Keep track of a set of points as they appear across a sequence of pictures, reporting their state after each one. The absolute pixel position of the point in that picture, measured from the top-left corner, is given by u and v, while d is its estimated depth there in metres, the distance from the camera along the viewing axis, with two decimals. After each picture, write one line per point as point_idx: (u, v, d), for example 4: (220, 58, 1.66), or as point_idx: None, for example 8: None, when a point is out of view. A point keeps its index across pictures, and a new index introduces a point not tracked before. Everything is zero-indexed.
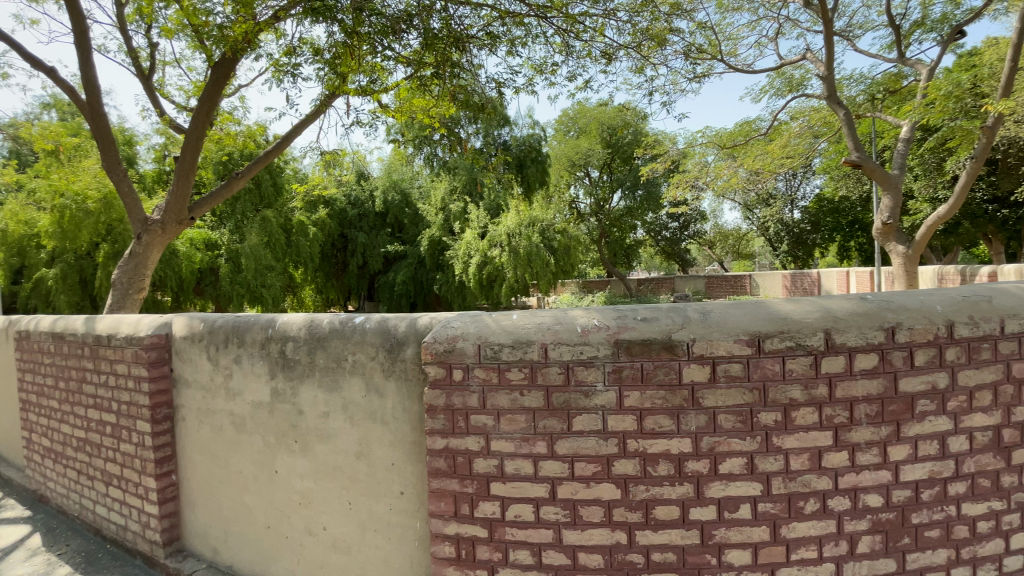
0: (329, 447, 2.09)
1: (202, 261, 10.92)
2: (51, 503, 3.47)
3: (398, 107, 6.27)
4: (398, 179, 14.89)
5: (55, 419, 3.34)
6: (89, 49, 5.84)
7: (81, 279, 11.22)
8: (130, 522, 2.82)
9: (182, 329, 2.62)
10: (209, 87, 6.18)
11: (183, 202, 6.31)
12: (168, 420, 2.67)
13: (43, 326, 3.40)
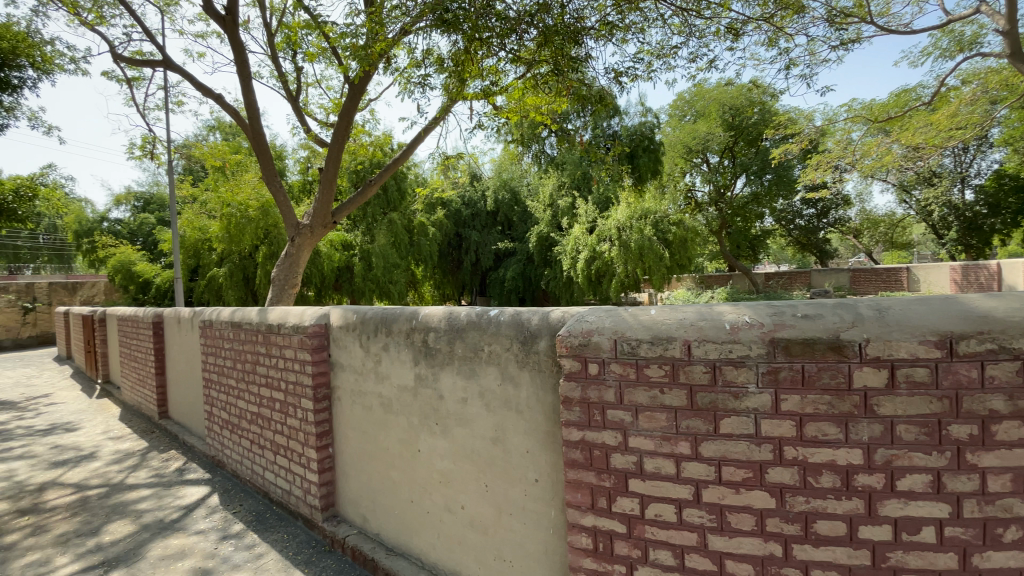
0: (467, 431, 2.21)
1: (340, 260, 12.54)
2: (229, 466, 4.10)
3: (510, 108, 6.42)
4: (508, 178, 15.27)
5: (233, 395, 3.93)
6: (249, 78, 6.81)
7: (243, 276, 13.20)
8: (294, 487, 3.23)
9: (338, 319, 2.95)
10: (347, 104, 6.88)
11: (327, 208, 7.16)
12: (326, 399, 3.02)
13: (224, 316, 4.03)
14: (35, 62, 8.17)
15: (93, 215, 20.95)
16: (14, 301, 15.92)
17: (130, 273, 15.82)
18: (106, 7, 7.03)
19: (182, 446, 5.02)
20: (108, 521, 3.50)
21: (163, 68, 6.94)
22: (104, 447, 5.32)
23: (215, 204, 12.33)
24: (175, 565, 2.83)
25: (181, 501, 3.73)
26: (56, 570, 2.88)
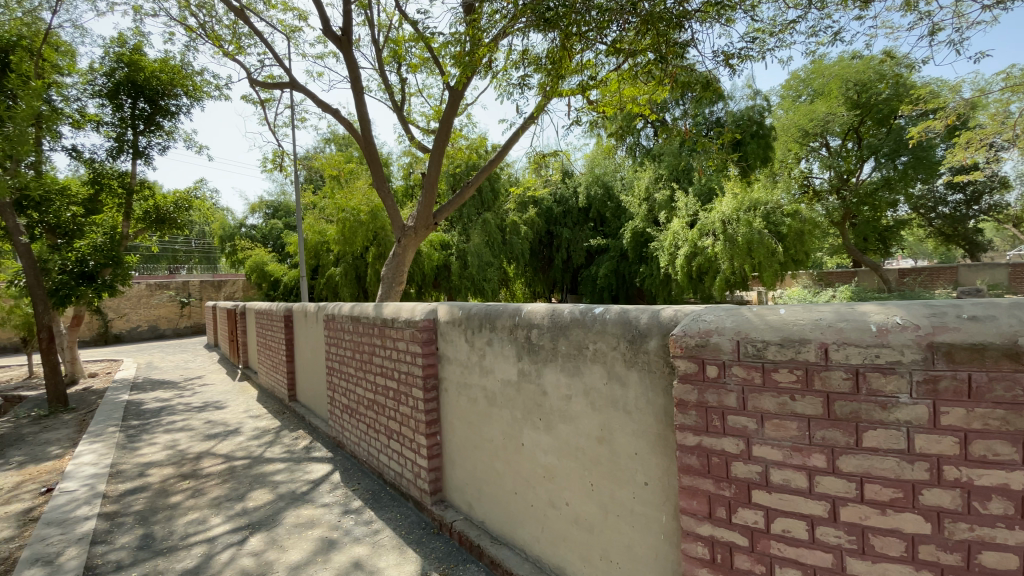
0: (572, 428, 2.22)
1: (439, 259, 13.26)
2: (348, 447, 4.50)
3: (604, 101, 6.34)
4: (601, 173, 15.02)
5: (352, 383, 4.31)
6: (362, 92, 7.39)
7: (355, 275, 14.37)
8: (405, 471, 3.47)
9: (445, 314, 3.10)
10: (447, 110, 7.24)
11: (429, 209, 7.58)
12: (434, 389, 3.20)
13: (344, 310, 4.43)
14: (191, 91, 9.58)
15: (234, 222, 24.17)
16: (176, 296, 18.87)
17: (264, 273, 18.04)
18: (244, 38, 8.03)
19: (308, 426, 5.61)
20: (251, 489, 4.01)
21: (290, 89, 7.80)
22: (246, 424, 6.12)
23: (332, 209, 13.62)
24: (305, 533, 3.17)
25: (309, 476, 4.17)
26: (213, 528, 3.36)
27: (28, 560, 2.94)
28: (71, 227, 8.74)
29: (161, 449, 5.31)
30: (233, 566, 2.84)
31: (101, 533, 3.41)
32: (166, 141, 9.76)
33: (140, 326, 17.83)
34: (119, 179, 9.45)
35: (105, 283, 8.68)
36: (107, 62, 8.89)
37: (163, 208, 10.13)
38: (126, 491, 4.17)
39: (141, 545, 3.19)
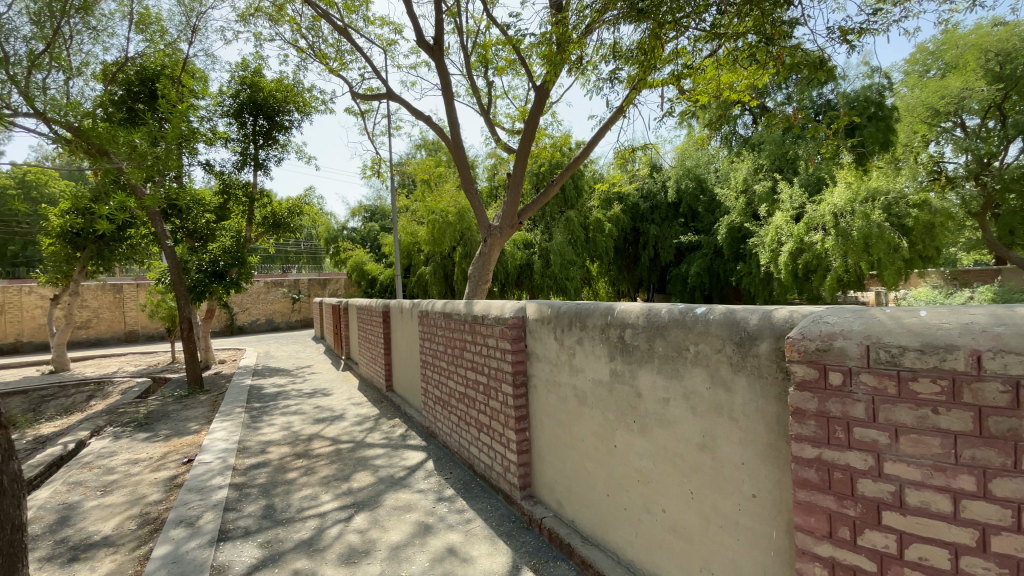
0: (669, 433, 2.14)
1: (522, 258, 13.67)
2: (440, 437, 4.71)
3: (696, 91, 6.09)
4: (692, 165, 14.29)
5: (444, 376, 4.51)
6: (451, 98, 7.68)
7: (443, 274, 15.00)
8: (495, 464, 3.56)
9: (533, 312, 3.13)
10: (534, 110, 7.33)
11: (515, 208, 7.69)
12: (524, 386, 3.25)
13: (437, 307, 4.64)
14: (301, 107, 10.55)
15: (336, 225, 26.31)
16: (288, 293, 20.94)
17: (362, 272, 19.44)
18: (346, 54, 8.69)
19: (404, 415, 5.95)
20: (355, 471, 4.34)
21: (386, 99, 8.32)
22: (349, 410, 6.63)
23: (422, 211, 14.33)
24: (403, 516, 3.37)
25: (405, 462, 4.42)
26: (323, 504, 3.69)
27: (176, 520, 3.42)
28: (206, 231, 10.07)
29: (278, 429, 5.92)
30: (341, 541, 3.10)
31: (232, 501, 3.88)
32: (281, 154, 10.81)
33: (259, 319, 20.02)
34: (243, 189, 10.55)
35: (232, 280, 9.88)
36: (233, 85, 10.04)
37: (278, 213, 11.24)
38: (251, 465, 4.70)
39: (264, 514, 3.59)
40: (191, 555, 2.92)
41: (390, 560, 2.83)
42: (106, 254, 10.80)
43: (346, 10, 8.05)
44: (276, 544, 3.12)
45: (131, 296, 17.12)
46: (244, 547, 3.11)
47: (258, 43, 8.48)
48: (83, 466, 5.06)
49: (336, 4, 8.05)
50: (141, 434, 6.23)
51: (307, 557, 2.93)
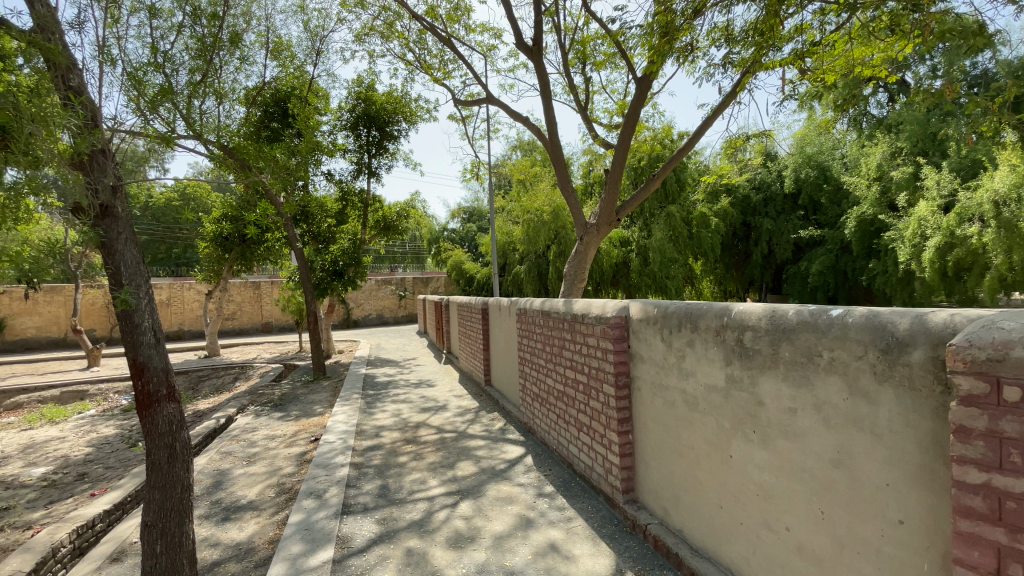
0: (796, 446, 1.97)
1: (618, 256, 13.83)
2: (539, 434, 4.77)
3: (819, 70, 5.57)
4: (813, 152, 12.92)
5: (542, 374, 4.55)
6: (549, 97, 7.72)
7: (538, 272, 15.16)
8: (596, 465, 3.53)
9: (638, 312, 3.05)
10: (635, 102, 7.17)
11: (613, 205, 7.54)
12: (627, 387, 3.19)
13: (535, 305, 4.70)
14: (408, 117, 11.29)
15: (438, 227, 27.76)
16: (395, 290, 22.52)
17: (461, 271, 20.30)
18: (449, 63, 9.14)
19: (502, 410, 6.12)
20: (459, 460, 4.56)
21: (487, 103, 8.59)
22: (451, 402, 6.97)
23: (518, 211, 14.62)
24: (506, 508, 3.47)
25: (506, 455, 4.55)
26: (431, 489, 3.92)
27: (307, 492, 3.84)
28: (327, 234, 11.22)
29: (389, 416, 6.40)
30: (448, 526, 3.27)
31: (352, 479, 4.27)
32: (390, 161, 11.62)
33: (370, 314, 21.78)
34: (359, 195, 11.49)
35: (349, 278, 10.84)
36: (350, 101, 11.01)
37: (388, 216, 12.10)
38: (367, 447, 5.14)
39: (379, 493, 3.90)
40: (320, 525, 3.26)
41: (494, 549, 2.93)
42: (248, 255, 12.42)
43: (449, 21, 8.45)
44: (391, 522, 3.38)
45: (267, 292, 19.52)
46: (363, 521, 3.41)
47: (372, 60, 9.22)
48: (233, 438, 5.89)
49: (441, 16, 8.48)
50: (276, 414, 7.09)
51: (419, 537, 3.14)
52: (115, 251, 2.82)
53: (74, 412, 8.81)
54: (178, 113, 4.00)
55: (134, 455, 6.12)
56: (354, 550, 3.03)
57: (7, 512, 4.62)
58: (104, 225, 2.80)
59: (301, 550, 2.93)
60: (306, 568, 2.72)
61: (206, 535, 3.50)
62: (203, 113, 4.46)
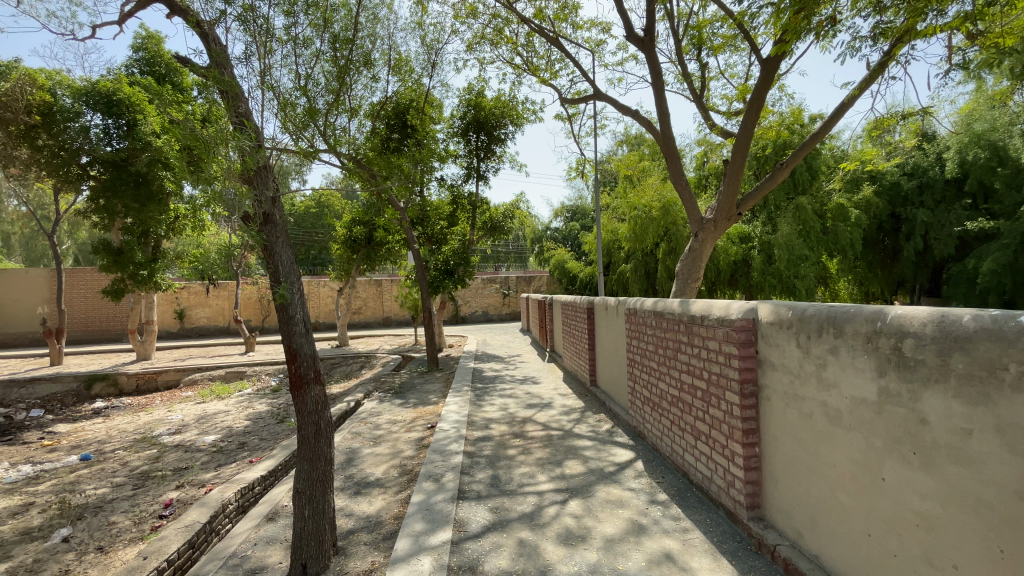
0: (970, 473, 1.69)
1: (737, 253, 12.88)
2: (649, 439, 4.62)
3: (995, 31, 4.70)
4: (983, 129, 10.75)
5: (655, 377, 4.40)
6: (662, 88, 7.41)
7: (645, 271, 14.68)
8: (716, 476, 3.33)
9: (768, 314, 2.82)
10: (759, 86, 6.63)
11: (733, 199, 7.05)
12: (754, 396, 2.97)
13: (647, 305, 4.56)
14: (515, 120, 11.55)
15: (541, 226, 28.12)
16: (499, 289, 23.24)
17: (564, 270, 20.33)
18: (556, 63, 9.18)
19: (609, 412, 6.01)
20: (566, 458, 4.58)
21: (593, 100, 8.49)
22: (556, 400, 7.02)
23: (625, 208, 14.24)
24: (616, 511, 3.41)
25: (614, 458, 4.47)
26: (540, 484, 3.99)
27: (426, 475, 4.13)
28: (439, 236, 11.90)
29: (497, 409, 6.64)
30: (559, 522, 3.31)
31: (465, 466, 4.50)
32: (498, 164, 11.99)
33: (477, 311, 22.70)
34: (468, 198, 12.02)
35: (459, 277, 11.40)
36: (461, 108, 11.54)
37: (495, 218, 12.48)
38: (478, 438, 5.37)
39: (491, 483, 4.06)
40: (438, 507, 3.48)
41: (606, 551, 2.90)
42: (372, 255, 13.63)
43: (557, 21, 8.48)
44: (503, 512, 3.51)
45: (386, 289, 21.26)
46: (477, 508, 3.58)
47: (483, 67, 9.59)
48: (361, 421, 6.52)
49: (549, 16, 8.55)
50: (395, 401, 7.71)
51: (530, 530, 3.22)
52: (274, 253, 3.27)
53: (236, 390, 10.39)
54: (319, 130, 4.50)
55: (281, 430, 7.05)
56: (470, 534, 3.19)
57: (189, 470, 5.59)
58: (266, 229, 3.24)
59: (423, 528, 3.15)
60: (428, 545, 2.93)
61: (341, 506, 3.92)
62: (339, 129, 4.97)
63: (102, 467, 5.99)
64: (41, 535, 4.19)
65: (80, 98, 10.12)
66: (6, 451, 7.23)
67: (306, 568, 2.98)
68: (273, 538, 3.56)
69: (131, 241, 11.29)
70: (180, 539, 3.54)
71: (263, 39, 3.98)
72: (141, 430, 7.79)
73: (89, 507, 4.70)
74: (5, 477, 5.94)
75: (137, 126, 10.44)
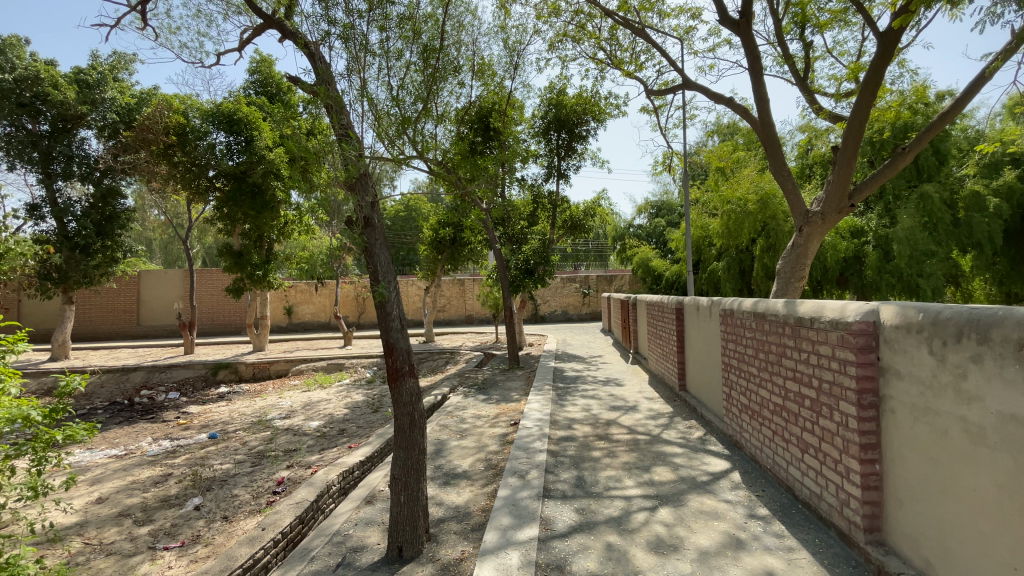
0: None
1: (847, 249, 11.67)
2: (747, 449, 4.33)
3: None
4: None
5: (754, 383, 4.11)
6: (761, 73, 6.90)
7: (739, 270, 13.90)
8: (826, 493, 3.04)
9: (893, 317, 2.52)
10: (875, 64, 5.95)
11: (844, 189, 6.40)
12: (874, 407, 2.67)
13: (745, 306, 4.27)
14: (598, 116, 11.35)
15: (624, 223, 27.41)
16: (580, 288, 23.03)
17: (648, 268, 19.67)
18: (641, 55, 8.89)
19: (700, 418, 5.72)
20: (654, 464, 4.42)
21: (682, 90, 8.13)
22: (642, 403, 6.80)
23: (716, 202, 13.46)
24: (711, 522, 3.24)
25: (708, 467, 4.23)
26: (627, 488, 3.89)
27: (512, 470, 4.19)
28: (520, 235, 12.05)
29: (580, 410, 6.57)
30: (648, 529, 3.20)
31: (549, 465, 4.50)
32: (579, 162, 11.88)
33: (557, 310, 22.69)
34: (548, 197, 12.04)
35: (539, 277, 11.47)
36: (542, 108, 11.55)
37: (576, 216, 12.27)
38: (561, 438, 5.35)
39: (577, 484, 4.03)
40: (524, 503, 3.52)
41: (700, 563, 2.76)
42: (456, 255, 14.12)
43: (642, 11, 8.22)
44: (589, 514, 3.46)
45: (469, 288, 21.91)
46: (563, 508, 3.57)
47: (565, 65, 9.54)
48: (448, 414, 6.78)
49: (633, 7, 8.31)
50: (479, 396, 7.92)
51: (619, 534, 3.15)
52: (373, 253, 3.47)
53: (336, 380, 11.29)
54: (412, 137, 4.74)
55: (376, 420, 7.51)
56: (556, 533, 3.19)
57: (298, 452, 6.15)
58: (366, 232, 3.46)
59: (510, 522, 3.20)
60: (516, 540, 2.97)
61: (432, 494, 4.10)
62: (429, 135, 5.17)
63: (226, 444, 6.78)
64: (178, 502, 4.82)
65: (208, 119, 11.48)
66: (152, 427, 8.41)
67: (402, 550, 3.16)
68: (371, 519, 3.80)
69: (248, 244, 12.62)
70: (291, 514, 3.90)
71: (362, 56, 4.25)
72: (257, 413, 8.70)
73: (216, 480, 5.33)
74: (151, 450, 6.92)
75: (254, 142, 11.54)
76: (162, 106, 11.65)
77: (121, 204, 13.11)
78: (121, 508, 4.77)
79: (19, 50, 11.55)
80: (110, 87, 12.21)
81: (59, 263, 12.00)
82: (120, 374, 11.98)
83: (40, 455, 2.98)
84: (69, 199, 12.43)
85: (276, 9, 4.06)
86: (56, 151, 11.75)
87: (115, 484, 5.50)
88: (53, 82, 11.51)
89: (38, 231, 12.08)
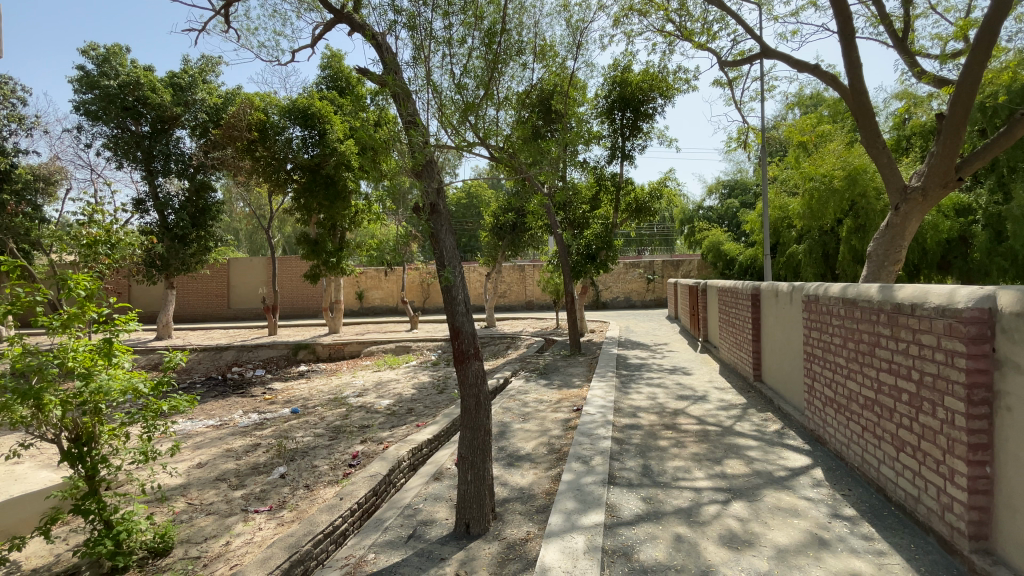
0: None
1: (953, 228, 10.54)
2: (832, 446, 4.04)
3: None
4: None
5: (841, 375, 3.81)
6: (852, 37, 6.26)
7: (822, 253, 12.96)
8: (925, 496, 2.78)
9: (1013, 302, 2.22)
10: (989, 18, 5.20)
11: (950, 160, 5.70)
12: (986, 404, 2.38)
13: (834, 290, 3.95)
14: (665, 91, 10.84)
15: (693, 206, 26.10)
16: (644, 273, 22.36)
17: (719, 252, 18.76)
18: (714, 24, 8.38)
19: (777, 410, 5.40)
20: (727, 456, 4.23)
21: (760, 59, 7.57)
22: (712, 393, 6.53)
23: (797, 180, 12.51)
24: (790, 520, 3.05)
25: (786, 462, 3.99)
26: (697, 480, 3.75)
27: (575, 455, 4.15)
28: (581, 220, 11.88)
29: (645, 398, 6.42)
30: (720, 522, 3.08)
31: (613, 452, 4.43)
32: (645, 141, 11.39)
33: (619, 297, 22.25)
34: (611, 180, 11.63)
35: (602, 262, 11.26)
36: (607, 87, 11.16)
37: (641, 199, 11.79)
38: (626, 425, 5.26)
39: (643, 472, 3.95)
40: (589, 489, 3.48)
41: (778, 561, 2.63)
42: (518, 240, 14.18)
43: None
44: (656, 504, 3.38)
45: (529, 274, 21.96)
46: (629, 496, 3.52)
47: (630, 40, 9.19)
48: (511, 397, 6.87)
49: None
50: (541, 381, 7.96)
51: (688, 526, 3.05)
52: (439, 239, 3.51)
53: (405, 362, 11.79)
54: (476, 124, 4.73)
55: (442, 400, 7.75)
56: (623, 520, 3.16)
57: (370, 428, 6.48)
58: (433, 218, 3.49)
59: (574, 507, 3.18)
60: (580, 525, 2.95)
61: (497, 474, 4.20)
62: (492, 120, 5.12)
63: (306, 419, 7.29)
64: (266, 470, 5.25)
65: (285, 115, 12.10)
66: (242, 401, 9.20)
67: (469, 527, 3.26)
68: (439, 495, 3.95)
69: (323, 233, 13.30)
70: (366, 487, 4.12)
71: (427, 43, 4.28)
72: (334, 391, 9.25)
73: (298, 451, 5.75)
74: (242, 422, 7.58)
75: (327, 135, 12.09)
76: (245, 104, 12.50)
77: (212, 197, 14.23)
78: (218, 473, 5.28)
79: (121, 58, 12.78)
80: (200, 88, 13.30)
81: (162, 252, 13.27)
82: (214, 353, 13.16)
83: (149, 423, 3.30)
84: (168, 193, 13.65)
85: (345, 4, 4.17)
86: (156, 149, 12.90)
87: (212, 451, 6.09)
88: (151, 85, 12.60)
89: (143, 223, 13.42)
